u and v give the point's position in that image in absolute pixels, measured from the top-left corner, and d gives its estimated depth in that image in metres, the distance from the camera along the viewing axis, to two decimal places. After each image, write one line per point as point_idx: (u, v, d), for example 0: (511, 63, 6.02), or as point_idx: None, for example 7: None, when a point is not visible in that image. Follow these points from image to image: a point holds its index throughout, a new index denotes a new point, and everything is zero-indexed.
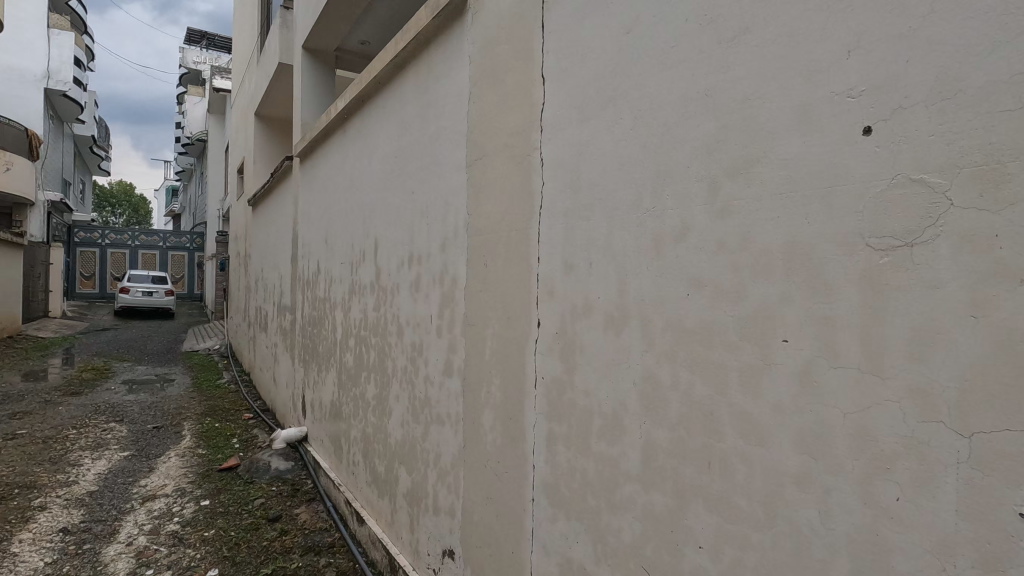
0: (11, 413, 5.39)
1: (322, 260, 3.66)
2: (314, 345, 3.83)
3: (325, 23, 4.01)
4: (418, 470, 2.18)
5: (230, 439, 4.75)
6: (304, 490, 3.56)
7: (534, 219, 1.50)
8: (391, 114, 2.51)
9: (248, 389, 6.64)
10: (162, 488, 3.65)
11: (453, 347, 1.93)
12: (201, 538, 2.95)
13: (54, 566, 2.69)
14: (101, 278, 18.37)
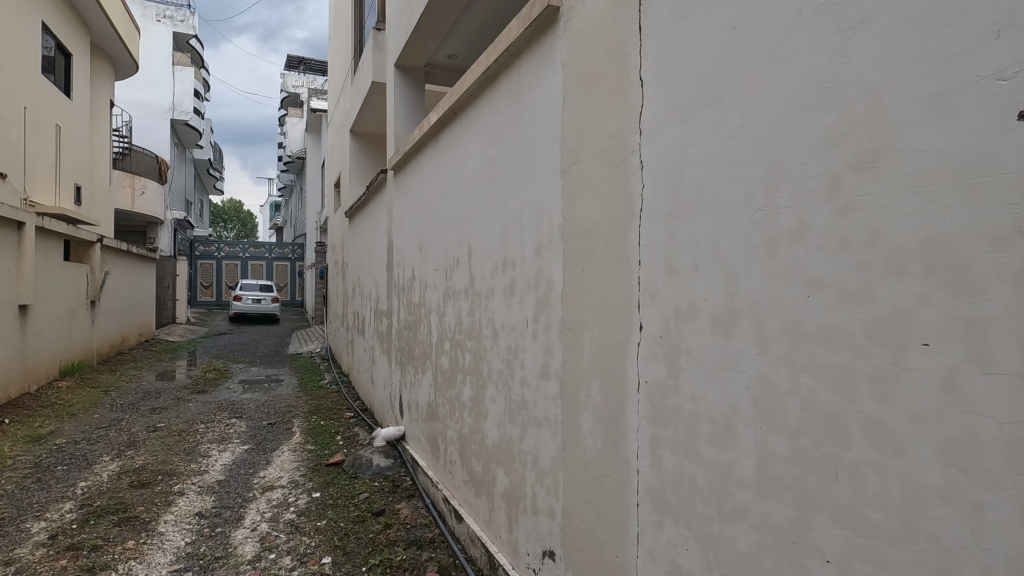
0: (152, 408, 6.10)
1: (416, 268, 3.84)
2: (410, 348, 4.01)
3: (416, 41, 4.21)
4: (516, 471, 2.23)
5: (334, 436, 5.08)
6: (404, 487, 3.74)
7: (634, 222, 1.49)
8: (483, 126, 2.59)
9: (348, 390, 7.07)
10: (278, 480, 3.98)
11: (549, 350, 1.96)
12: (315, 528, 3.19)
13: (193, 545, 3.02)
14: (217, 287, 20.32)
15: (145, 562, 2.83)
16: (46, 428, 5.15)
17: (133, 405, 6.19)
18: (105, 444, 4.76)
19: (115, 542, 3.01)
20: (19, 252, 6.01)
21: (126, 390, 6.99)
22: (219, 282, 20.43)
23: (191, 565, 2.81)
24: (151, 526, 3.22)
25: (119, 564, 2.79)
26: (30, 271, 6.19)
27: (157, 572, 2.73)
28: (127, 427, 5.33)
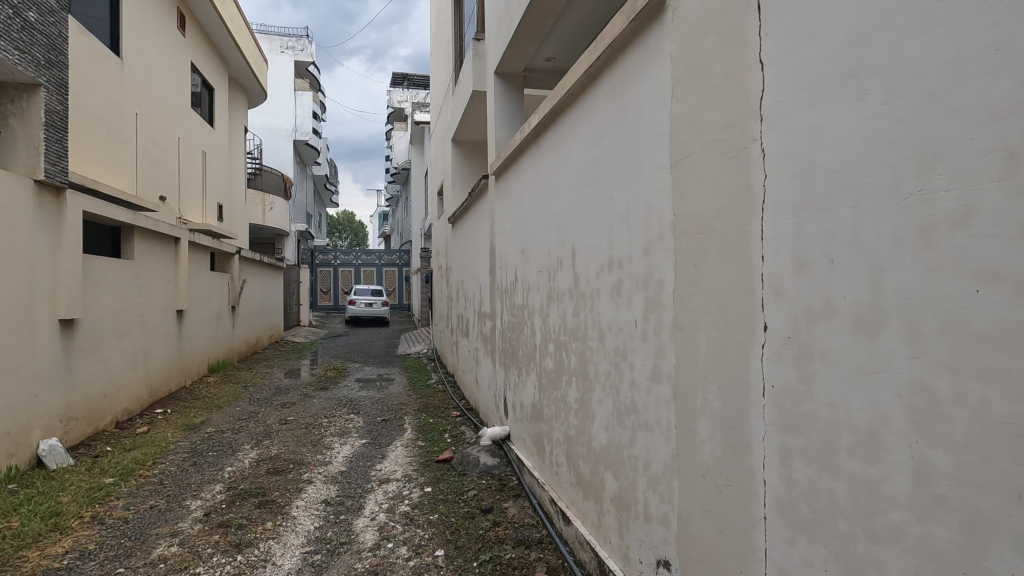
0: (283, 402, 6.73)
1: (519, 270, 3.90)
2: (514, 350, 4.07)
3: (516, 47, 4.28)
4: (626, 476, 2.17)
5: (443, 433, 5.28)
6: (510, 486, 3.79)
7: (755, 215, 1.39)
8: (585, 126, 2.57)
9: (455, 389, 7.32)
10: (393, 473, 4.21)
11: (661, 352, 1.89)
12: (428, 520, 3.33)
13: (321, 529, 3.28)
14: (335, 292, 22.01)
15: (281, 541, 3.12)
16: (198, 418, 5.87)
17: (267, 400, 6.87)
18: (246, 434, 5.33)
19: (256, 522, 3.34)
20: (176, 264, 6.90)
21: (261, 385, 7.77)
22: (336, 288, 22.12)
23: (320, 548, 3.04)
24: (285, 509, 3.55)
25: (260, 542, 3.10)
26: (185, 280, 7.08)
27: (292, 552, 3.00)
28: (263, 419, 5.93)
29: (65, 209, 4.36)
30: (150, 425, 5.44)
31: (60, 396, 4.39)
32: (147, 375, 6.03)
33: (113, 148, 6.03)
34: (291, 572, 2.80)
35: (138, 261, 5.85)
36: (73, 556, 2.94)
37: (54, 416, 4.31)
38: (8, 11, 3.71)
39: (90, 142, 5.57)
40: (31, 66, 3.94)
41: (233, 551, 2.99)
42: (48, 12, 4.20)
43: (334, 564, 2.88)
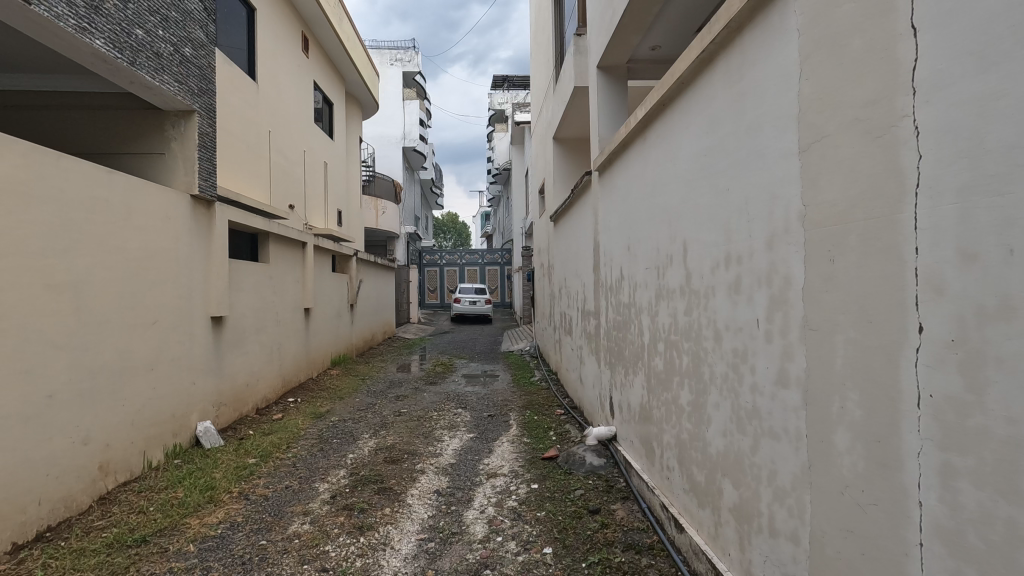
0: (397, 395, 7.15)
1: (625, 267, 3.80)
2: (621, 349, 3.98)
3: (619, 39, 4.16)
4: (747, 485, 2.03)
5: (548, 431, 5.30)
6: (618, 487, 3.71)
7: (907, 202, 1.23)
8: (697, 115, 2.44)
9: (558, 388, 7.32)
10: (500, 468, 4.30)
11: (787, 354, 1.74)
12: (536, 517, 3.36)
13: (434, 518, 3.43)
14: (441, 291, 22.98)
15: (398, 527, 3.30)
16: (324, 407, 6.39)
17: (382, 392, 7.32)
18: (366, 424, 5.71)
19: (376, 507, 3.57)
20: (303, 266, 7.56)
21: (377, 379, 8.29)
22: (442, 287, 23.07)
23: (433, 536, 3.18)
24: (402, 497, 3.75)
25: (380, 526, 3.30)
26: (311, 281, 7.74)
27: (408, 538, 3.16)
28: (380, 411, 6.33)
29: (215, 219, 4.95)
30: (284, 413, 6.02)
31: (212, 385, 4.98)
32: (280, 367, 6.68)
33: (251, 164, 6.72)
34: (408, 556, 2.95)
35: (272, 264, 6.48)
36: (225, 526, 3.33)
37: (208, 402, 4.90)
38: (169, 48, 4.28)
39: (232, 160, 6.25)
40: (188, 95, 4.50)
41: (356, 533, 3.21)
42: (199, 46, 4.78)
43: (447, 553, 2.98)
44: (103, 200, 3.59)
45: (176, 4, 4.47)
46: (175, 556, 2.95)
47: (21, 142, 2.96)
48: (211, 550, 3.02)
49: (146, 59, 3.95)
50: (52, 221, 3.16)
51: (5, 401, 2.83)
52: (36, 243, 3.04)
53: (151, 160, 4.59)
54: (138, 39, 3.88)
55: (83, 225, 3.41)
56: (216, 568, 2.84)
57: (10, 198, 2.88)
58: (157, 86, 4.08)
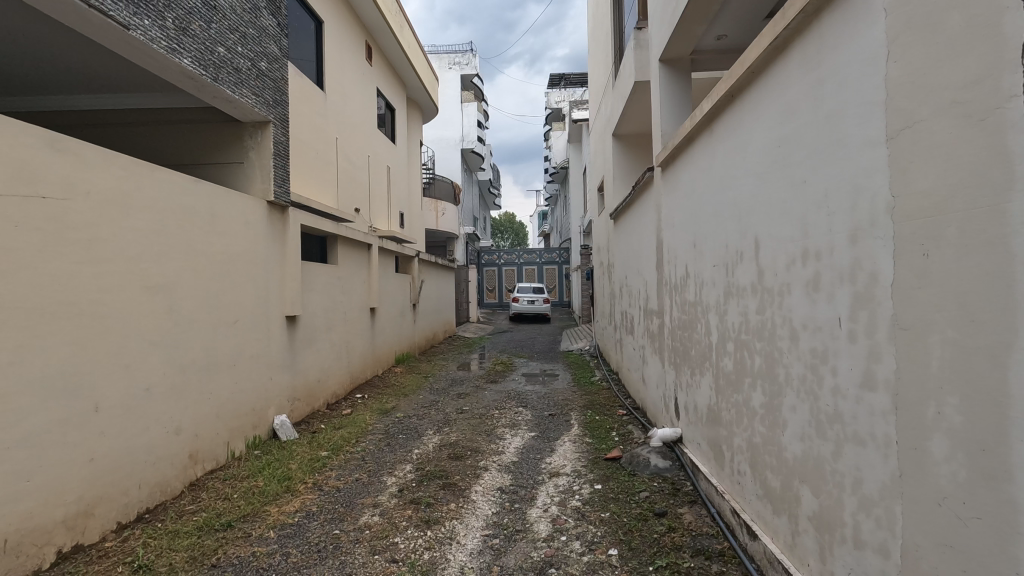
0: (459, 393, 7.27)
1: (691, 264, 3.69)
2: (686, 349, 3.87)
3: (682, 30, 4.05)
4: (828, 493, 1.93)
5: (610, 431, 5.24)
6: (685, 491, 3.61)
7: (1016, 190, 1.14)
8: (770, 104, 2.34)
9: (620, 388, 7.21)
10: (563, 468, 4.29)
11: (874, 355, 1.64)
12: (600, 518, 3.33)
13: (498, 515, 3.46)
14: (500, 290, 23.18)
15: (464, 522, 3.36)
16: (390, 404, 6.59)
17: (445, 390, 7.47)
18: (429, 421, 5.85)
19: (442, 502, 3.65)
20: (369, 267, 7.84)
21: (439, 377, 8.46)
22: (501, 286, 23.27)
23: (498, 533, 3.21)
24: (466, 493, 3.82)
25: (446, 520, 3.38)
26: (376, 281, 8.01)
27: (473, 533, 3.21)
28: (443, 408, 6.46)
29: (288, 224, 5.22)
30: (353, 408, 6.27)
31: (287, 381, 5.25)
32: (349, 364, 6.95)
33: (320, 170, 7.03)
34: (473, 551, 3.00)
35: (341, 265, 6.76)
36: (301, 515, 3.50)
37: (283, 396, 5.18)
38: (248, 63, 4.54)
39: (303, 167, 6.56)
40: (264, 107, 4.77)
41: (424, 526, 3.29)
42: (274, 60, 5.06)
43: (512, 550, 3.01)
44: (191, 207, 3.87)
45: (253, 21, 4.74)
46: (257, 541, 3.14)
47: (122, 156, 3.23)
48: (289, 537, 3.19)
49: (227, 74, 4.21)
50: (148, 228, 3.43)
51: (111, 393, 3.10)
52: (135, 248, 3.32)
53: (231, 170, 4.89)
54: (220, 56, 4.14)
55: (174, 231, 3.68)
56: (294, 554, 2.99)
57: (113, 207, 3.15)
58: (237, 99, 4.35)
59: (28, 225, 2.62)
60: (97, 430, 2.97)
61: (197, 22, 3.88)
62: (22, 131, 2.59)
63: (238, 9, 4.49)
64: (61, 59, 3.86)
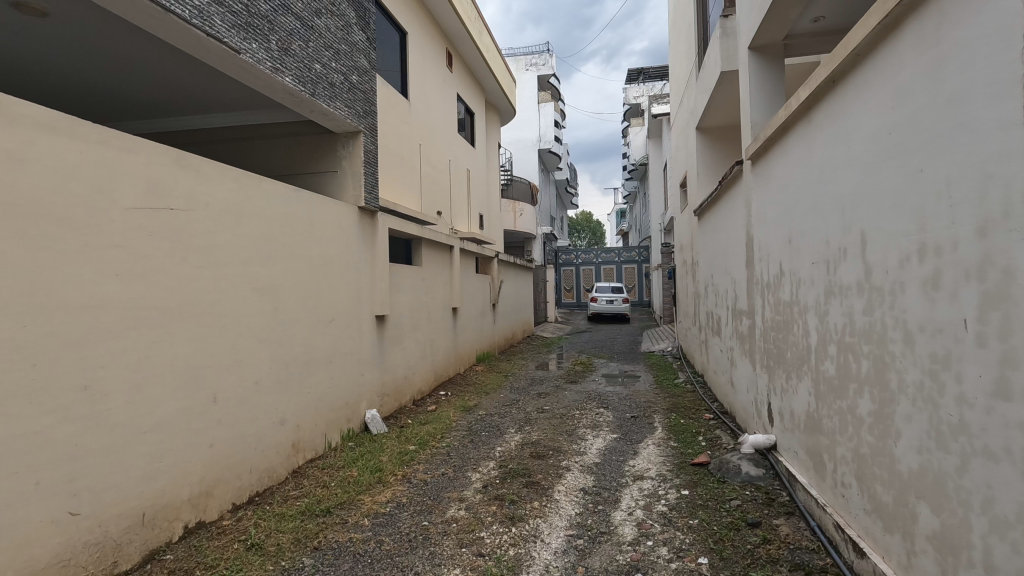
0: (539, 393, 7.31)
1: (785, 262, 3.49)
2: (781, 351, 3.67)
3: (774, 15, 3.84)
4: (952, 512, 1.76)
5: (696, 436, 5.05)
6: (781, 501, 3.41)
7: None
8: (879, 88, 2.16)
9: (705, 390, 6.94)
10: (647, 471, 4.19)
11: (1009, 360, 1.48)
12: (688, 525, 3.23)
13: (582, 516, 3.45)
14: (578, 290, 23.04)
15: (548, 521, 3.38)
16: (472, 402, 6.76)
17: (525, 390, 7.53)
18: (511, 419, 5.94)
19: (526, 500, 3.69)
20: (451, 268, 8.08)
21: (519, 376, 8.55)
22: (579, 286, 23.12)
23: (582, 534, 3.21)
24: (549, 492, 3.84)
25: (530, 518, 3.41)
26: (458, 282, 8.24)
27: (558, 532, 3.22)
28: (523, 407, 6.53)
29: (378, 228, 5.49)
30: (437, 405, 6.48)
31: (377, 377, 5.52)
32: (433, 362, 7.19)
33: (405, 175, 7.33)
34: (558, 551, 3.01)
35: (425, 266, 7.01)
36: (392, 505, 3.67)
37: (374, 392, 5.45)
38: (341, 77, 4.83)
39: (390, 172, 6.88)
40: (355, 117, 5.05)
41: (509, 523, 3.35)
42: (363, 72, 5.33)
43: (596, 552, 2.99)
44: (293, 215, 4.17)
45: (345, 38, 5.03)
46: (353, 528, 3.33)
47: (234, 169, 3.54)
48: (382, 526, 3.35)
49: (323, 89, 4.50)
50: (256, 234, 3.73)
51: (228, 385, 3.42)
52: (245, 253, 3.62)
53: (327, 178, 5.22)
54: (317, 73, 4.43)
55: (278, 237, 3.98)
56: (387, 542, 3.14)
57: (227, 216, 3.46)
58: (331, 112, 4.63)
59: (159, 234, 2.93)
60: (216, 418, 3.28)
61: (297, 42, 4.17)
62: (154, 149, 2.91)
63: (332, 28, 4.79)
64: (183, 84, 4.30)
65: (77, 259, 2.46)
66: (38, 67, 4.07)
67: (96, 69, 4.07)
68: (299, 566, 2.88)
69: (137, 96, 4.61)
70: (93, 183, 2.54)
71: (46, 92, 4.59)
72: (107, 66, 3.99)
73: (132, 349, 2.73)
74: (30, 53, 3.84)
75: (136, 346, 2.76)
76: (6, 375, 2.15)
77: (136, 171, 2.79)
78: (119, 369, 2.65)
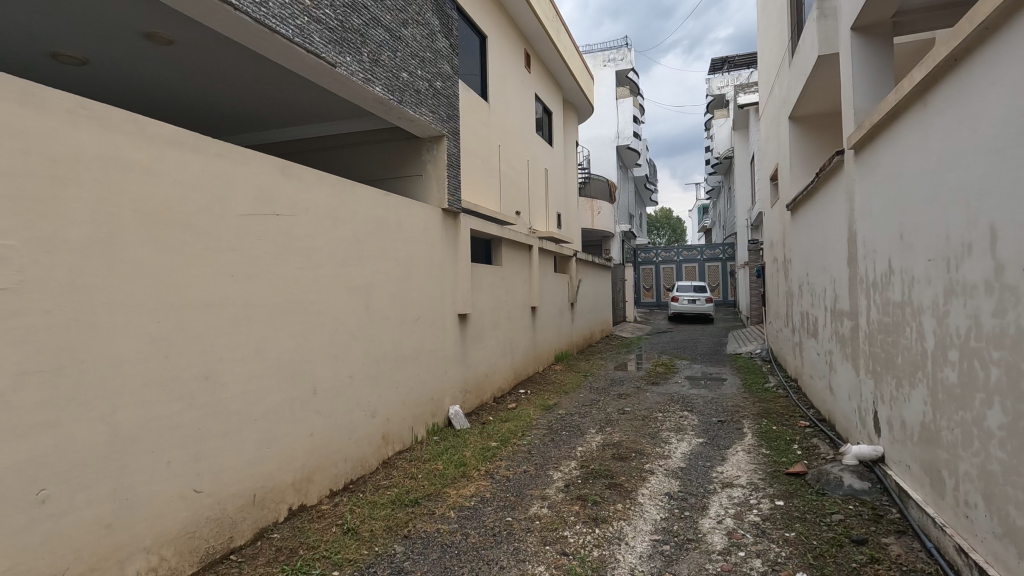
0: (620, 394, 7.19)
1: (896, 258, 3.21)
2: (890, 356, 3.38)
3: None
4: None
5: (790, 444, 4.77)
6: (890, 518, 3.15)
7: None
8: (1013, 65, 1.94)
9: (799, 396, 6.54)
10: (737, 478, 4.01)
11: None
12: (784, 537, 3.05)
13: (668, 521, 3.36)
14: (658, 289, 22.44)
15: (632, 524, 3.33)
16: (552, 400, 6.77)
17: (605, 390, 7.45)
18: (592, 419, 5.89)
19: (608, 501, 3.66)
20: (530, 267, 8.14)
21: (598, 376, 8.47)
22: (659, 285, 22.50)
23: (668, 539, 3.13)
24: (633, 494, 3.77)
25: (614, 520, 3.38)
26: (537, 281, 8.29)
27: (642, 536, 3.16)
28: (604, 407, 6.46)
29: (460, 229, 5.63)
30: (517, 403, 6.56)
31: (459, 374, 5.68)
32: (512, 360, 7.28)
33: (485, 177, 7.47)
34: (643, 555, 2.95)
35: (505, 266, 7.11)
36: (476, 499, 3.77)
37: (456, 388, 5.61)
38: (426, 84, 5.00)
39: (472, 175, 7.03)
40: (439, 122, 5.21)
41: (592, 523, 3.33)
42: (447, 78, 5.49)
43: (684, 559, 2.91)
44: (383, 218, 4.38)
45: (430, 46, 5.20)
46: (440, 519, 3.45)
47: (331, 177, 3.77)
48: (467, 519, 3.44)
49: (410, 96, 4.68)
50: (350, 237, 3.95)
51: (326, 378, 3.65)
52: (340, 254, 3.84)
53: (413, 182, 5.43)
54: (404, 81, 4.62)
55: (370, 240, 4.19)
56: (473, 535, 3.23)
57: (325, 220, 3.69)
58: (417, 117, 4.81)
59: (267, 239, 3.18)
60: (315, 409, 3.52)
61: (386, 53, 4.37)
62: (263, 161, 3.16)
63: (418, 37, 4.96)
64: (286, 99, 4.63)
65: (200, 261, 2.72)
66: (166, 89, 4.55)
67: (211, 88, 4.47)
68: (391, 552, 3.02)
69: (245, 112, 5.03)
70: (212, 192, 2.80)
71: (171, 111, 5.11)
72: (222, 85, 4.38)
73: (244, 343, 2.99)
74: (158, 77, 4.28)
75: (248, 342, 3.02)
76: (143, 365, 2.42)
77: (248, 180, 3.04)
78: (235, 362, 2.91)
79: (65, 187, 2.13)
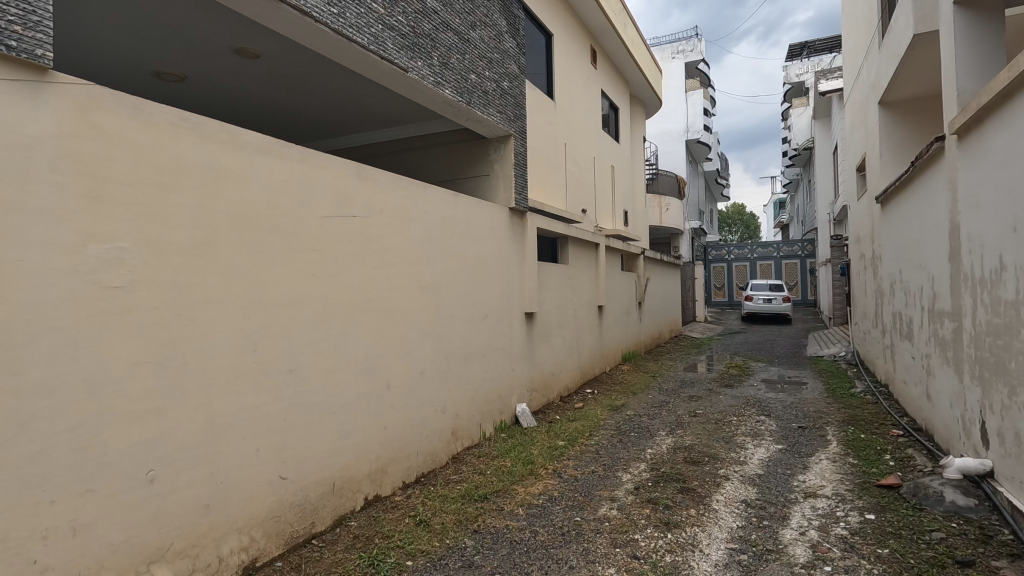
0: (691, 396, 6.96)
1: (1010, 253, 2.90)
2: (1001, 361, 3.06)
3: None
4: None
5: (881, 454, 4.44)
6: (1001, 540, 2.86)
7: None
8: None
9: (891, 403, 6.06)
10: (821, 488, 3.78)
11: None
12: (876, 554, 2.84)
13: (745, 530, 3.21)
14: (730, 287, 21.55)
15: (706, 530, 3.21)
16: (619, 401, 6.66)
17: (675, 391, 7.23)
18: (661, 421, 5.74)
19: (681, 505, 3.55)
20: (597, 265, 8.04)
21: (667, 377, 8.25)
22: (731, 283, 21.60)
23: (746, 549, 2.99)
24: (707, 500, 3.64)
25: (687, 526, 3.27)
26: (604, 279, 8.18)
27: (718, 544, 3.05)
28: (673, 409, 6.27)
29: (528, 228, 5.65)
30: (584, 402, 6.51)
31: (526, 373, 5.70)
32: (579, 360, 7.22)
33: (551, 175, 7.46)
34: (719, 563, 2.84)
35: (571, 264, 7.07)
36: (545, 497, 3.77)
37: (524, 386, 5.64)
38: (493, 85, 5.05)
39: (538, 173, 7.04)
40: (506, 122, 5.25)
41: (664, 528, 3.25)
42: (514, 78, 5.52)
43: (764, 570, 2.77)
44: (452, 218, 4.46)
45: (497, 47, 5.25)
46: (509, 515, 3.48)
47: (403, 179, 3.89)
48: (536, 517, 3.45)
49: (478, 97, 4.74)
50: (421, 237, 4.06)
51: (399, 374, 3.77)
52: (412, 254, 3.96)
53: (481, 182, 5.51)
54: (473, 83, 4.69)
55: (440, 240, 4.30)
56: (541, 532, 3.24)
57: (398, 222, 3.81)
58: (485, 118, 4.87)
59: (345, 240, 3.33)
60: (389, 404, 3.65)
61: (455, 56, 4.45)
62: (341, 167, 3.31)
63: (486, 38, 5.02)
64: (361, 105, 4.82)
65: (286, 262, 2.89)
66: (254, 100, 4.86)
67: (294, 97, 4.73)
68: (461, 545, 3.08)
69: (325, 118, 5.28)
70: (296, 197, 2.97)
71: (258, 121, 5.46)
72: (303, 95, 4.62)
73: (325, 340, 3.14)
74: (247, 89, 4.57)
75: (329, 338, 3.17)
76: (237, 359, 2.60)
77: (327, 185, 3.19)
78: (316, 357, 3.07)
79: (170, 193, 2.32)
